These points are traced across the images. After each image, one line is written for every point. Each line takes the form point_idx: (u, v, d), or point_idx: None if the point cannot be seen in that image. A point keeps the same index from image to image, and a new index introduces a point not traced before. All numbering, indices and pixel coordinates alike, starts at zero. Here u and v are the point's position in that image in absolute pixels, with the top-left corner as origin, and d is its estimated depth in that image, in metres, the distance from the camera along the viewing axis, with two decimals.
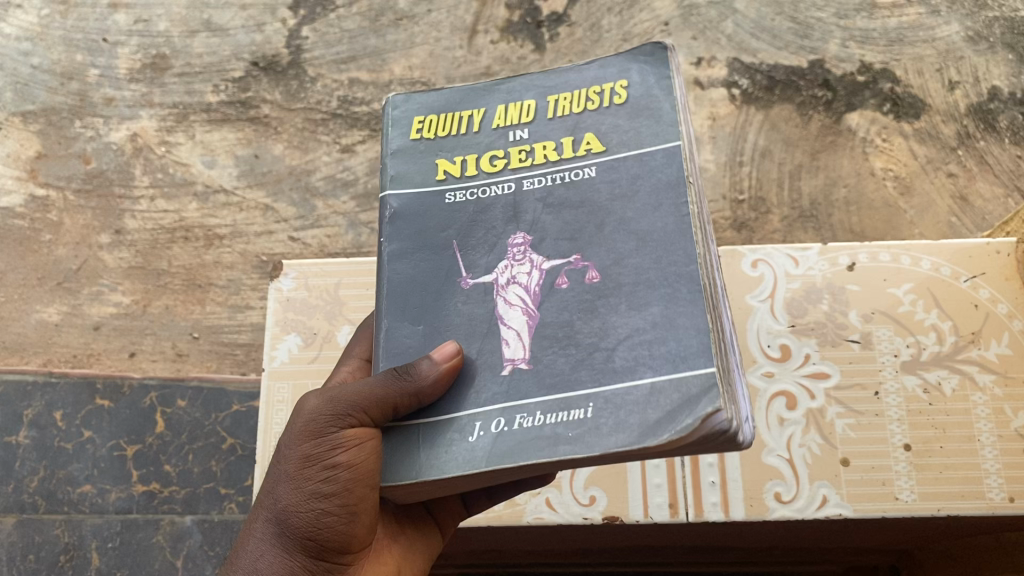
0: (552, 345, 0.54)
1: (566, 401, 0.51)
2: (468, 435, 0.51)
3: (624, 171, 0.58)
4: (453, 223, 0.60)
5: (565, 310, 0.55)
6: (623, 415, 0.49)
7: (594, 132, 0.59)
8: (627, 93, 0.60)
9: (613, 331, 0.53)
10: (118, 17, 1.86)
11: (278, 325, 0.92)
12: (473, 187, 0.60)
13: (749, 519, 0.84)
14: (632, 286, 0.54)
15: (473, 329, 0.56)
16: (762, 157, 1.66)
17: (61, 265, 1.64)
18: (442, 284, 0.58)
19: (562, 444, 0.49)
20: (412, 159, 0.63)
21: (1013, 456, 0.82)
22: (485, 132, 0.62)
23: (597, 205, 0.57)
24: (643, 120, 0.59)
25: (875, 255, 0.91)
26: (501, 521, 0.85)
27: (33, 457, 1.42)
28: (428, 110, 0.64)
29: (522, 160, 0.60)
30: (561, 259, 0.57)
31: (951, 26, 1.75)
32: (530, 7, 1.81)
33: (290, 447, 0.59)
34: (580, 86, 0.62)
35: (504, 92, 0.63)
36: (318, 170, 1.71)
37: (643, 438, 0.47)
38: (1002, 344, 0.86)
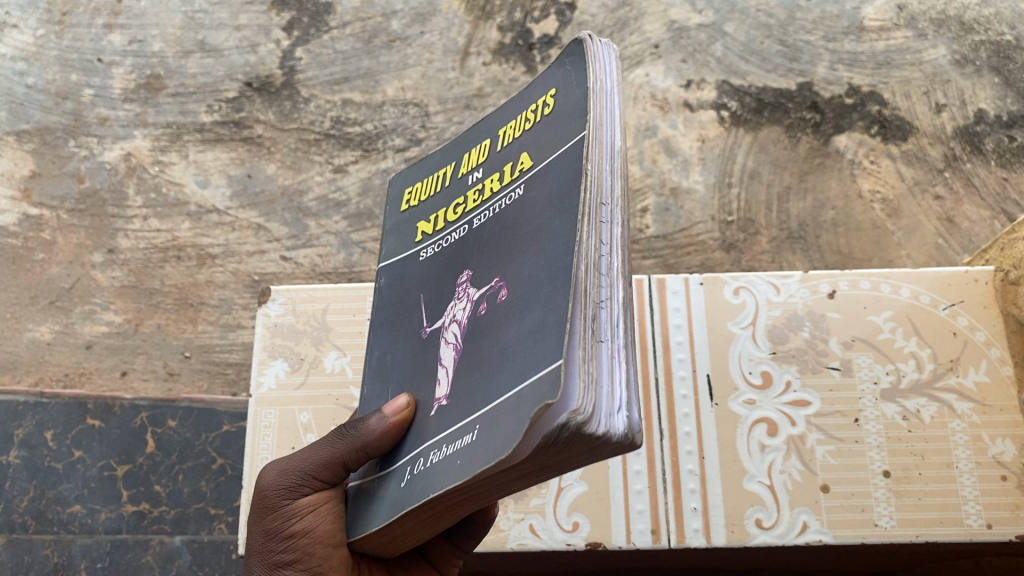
0: (467, 375, 0.53)
1: (463, 428, 0.50)
2: (401, 479, 0.53)
3: (541, 178, 0.55)
4: (422, 280, 0.63)
5: (480, 339, 0.54)
6: (493, 430, 0.46)
7: (526, 151, 0.58)
8: (554, 102, 0.58)
9: (505, 350, 0.51)
10: (113, 38, 1.87)
11: (266, 351, 0.93)
12: (439, 239, 0.64)
13: (731, 544, 0.85)
14: (525, 294, 0.52)
15: (424, 379, 0.58)
16: (751, 178, 1.68)
17: (53, 284, 1.65)
18: (409, 338, 0.62)
19: (446, 474, 0.48)
20: (401, 228, 0.68)
21: (992, 483, 0.84)
22: (454, 182, 0.65)
23: (515, 223, 0.56)
24: (565, 120, 0.56)
25: (855, 283, 0.92)
26: (487, 548, 0.86)
27: (23, 476, 1.42)
28: (416, 178, 0.69)
29: (475, 200, 0.62)
30: (487, 286, 0.56)
31: (937, 50, 1.77)
32: (522, 30, 1.82)
33: (252, 527, 0.64)
34: (523, 110, 0.61)
35: (470, 138, 0.65)
36: (310, 190, 1.72)
37: (494, 453, 0.44)
38: (980, 372, 0.88)
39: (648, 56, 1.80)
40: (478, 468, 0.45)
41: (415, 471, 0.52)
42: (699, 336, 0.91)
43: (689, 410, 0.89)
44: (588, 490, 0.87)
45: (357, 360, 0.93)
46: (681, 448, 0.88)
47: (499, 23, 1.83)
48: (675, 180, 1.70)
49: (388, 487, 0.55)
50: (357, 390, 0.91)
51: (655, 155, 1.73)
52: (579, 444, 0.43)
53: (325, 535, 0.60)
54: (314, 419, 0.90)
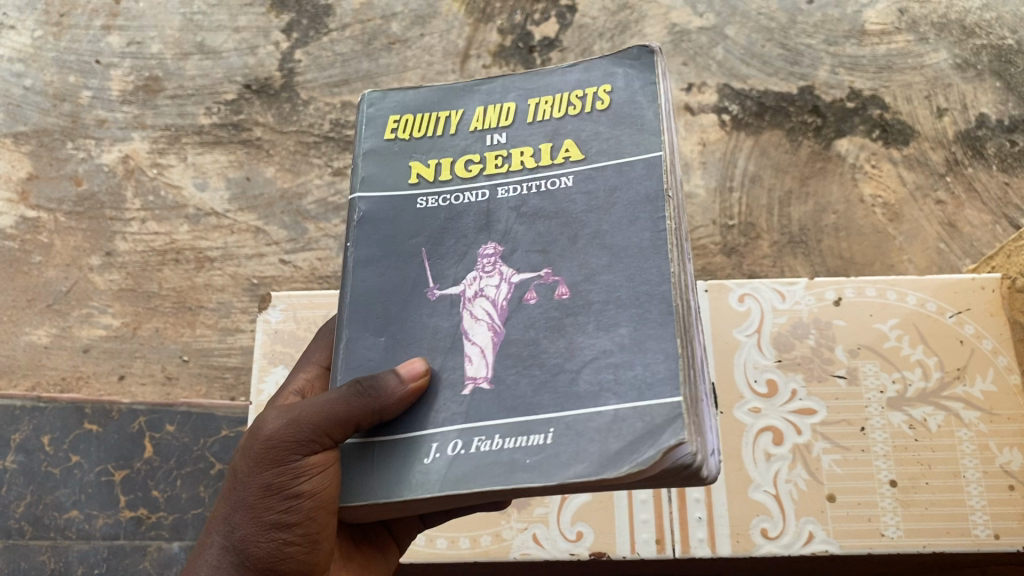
0: (518, 366, 0.56)
1: (527, 425, 0.53)
2: (424, 457, 0.55)
3: (601, 181, 0.60)
4: (423, 230, 0.63)
5: (531, 327, 0.57)
6: (584, 443, 0.51)
7: (572, 139, 0.62)
8: (609, 98, 0.63)
9: (581, 352, 0.55)
10: (112, 40, 1.86)
11: (266, 358, 0.94)
12: (444, 193, 0.64)
13: (736, 555, 0.86)
14: (600, 302, 0.56)
15: (439, 344, 0.59)
16: (752, 182, 1.67)
17: (50, 287, 1.64)
18: (408, 294, 0.62)
19: (518, 470, 0.51)
20: (385, 160, 0.66)
21: (999, 493, 0.85)
22: (462, 135, 0.66)
23: (571, 216, 0.60)
24: (625, 126, 0.62)
25: (861, 289, 0.95)
26: (488, 557, 0.87)
27: (20, 482, 1.41)
28: (405, 110, 0.68)
29: (497, 165, 0.63)
30: (532, 273, 0.59)
31: (939, 53, 1.76)
32: (523, 33, 1.82)
33: (249, 478, 0.62)
34: (563, 90, 0.65)
35: (484, 94, 0.66)
36: (309, 194, 1.71)
37: (603, 468, 0.49)
38: (987, 380, 0.89)
39: None
40: (581, 479, 0.50)
41: (449, 454, 0.54)
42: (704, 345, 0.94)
43: None
44: (591, 499, 0.88)
45: None
46: None
47: (499, 26, 1.83)
48: None
49: (400, 459, 0.55)
50: None
51: None
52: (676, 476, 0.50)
53: (332, 497, 0.58)
54: None
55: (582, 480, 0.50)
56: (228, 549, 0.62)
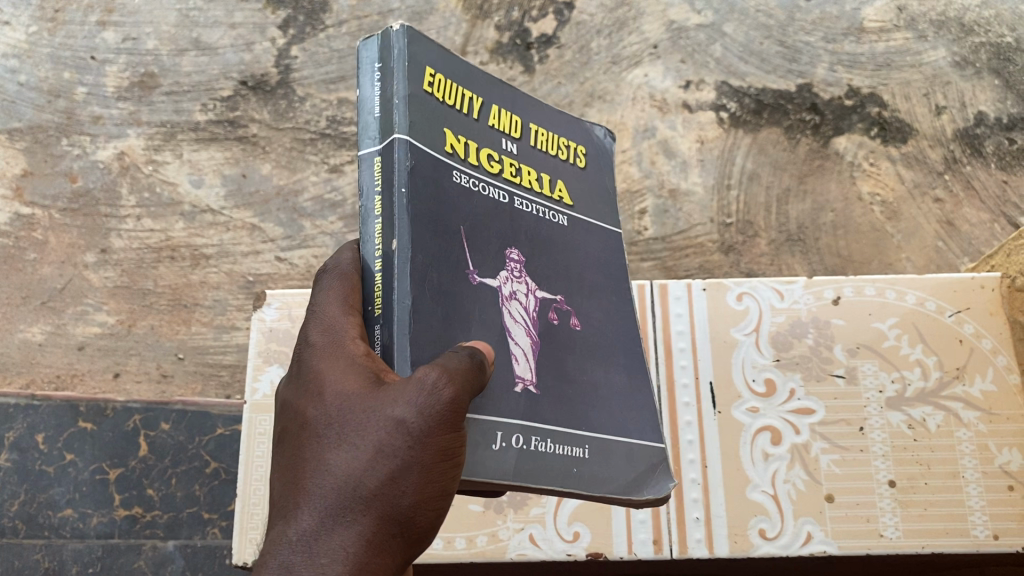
0: (554, 379, 0.59)
1: (570, 436, 0.57)
2: (492, 443, 0.53)
3: (590, 237, 0.67)
4: (462, 209, 0.57)
5: (557, 346, 0.61)
6: (611, 464, 0.59)
7: (565, 183, 0.66)
8: (587, 160, 0.69)
9: (596, 384, 0.61)
10: (107, 35, 1.85)
11: (261, 356, 0.94)
12: (474, 177, 0.59)
13: (734, 555, 0.86)
14: (601, 344, 0.64)
15: (487, 332, 0.56)
16: (750, 181, 1.67)
17: (45, 284, 1.63)
18: (454, 268, 0.55)
19: (571, 477, 0.56)
20: (424, 113, 0.56)
21: (998, 494, 0.85)
22: (484, 127, 0.61)
23: (576, 257, 0.65)
24: (596, 192, 0.69)
25: (860, 289, 0.95)
26: (484, 557, 0.86)
27: (13, 480, 1.40)
28: (438, 66, 0.58)
29: (513, 175, 0.62)
30: (552, 295, 0.62)
31: (937, 52, 1.76)
32: (520, 29, 1.80)
33: (417, 440, 0.49)
34: (556, 132, 0.67)
35: (499, 94, 0.63)
36: (306, 190, 1.70)
37: (630, 492, 0.59)
38: (986, 380, 0.90)
39: (647, 56, 1.78)
40: (617, 496, 0.58)
41: (514, 446, 0.53)
42: (703, 345, 0.93)
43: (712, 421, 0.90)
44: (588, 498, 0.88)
45: None
46: (684, 457, 0.89)
47: (496, 22, 1.81)
48: (674, 182, 1.68)
49: None
50: None
51: (654, 156, 1.71)
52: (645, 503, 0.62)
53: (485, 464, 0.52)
54: None
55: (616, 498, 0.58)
56: (381, 526, 0.49)
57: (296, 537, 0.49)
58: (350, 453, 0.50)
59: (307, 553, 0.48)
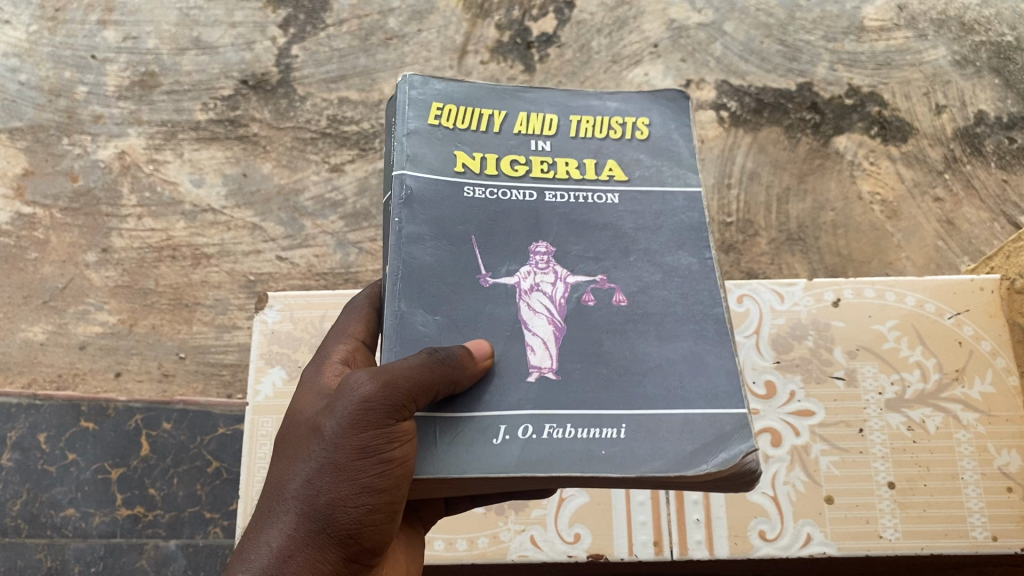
0: (587, 363, 0.56)
1: (598, 419, 0.53)
2: (492, 437, 0.52)
3: (646, 205, 0.62)
4: (473, 220, 0.60)
5: (593, 328, 0.57)
6: (658, 442, 0.52)
7: (616, 161, 0.64)
8: (648, 131, 0.66)
9: (645, 358, 0.56)
10: (107, 34, 1.85)
11: (263, 358, 0.94)
12: (493, 187, 0.62)
13: (734, 556, 0.86)
14: (657, 314, 0.58)
15: (496, 330, 0.57)
16: (750, 179, 1.67)
17: (47, 284, 1.64)
18: (457, 277, 0.58)
19: (595, 460, 0.51)
20: (428, 143, 0.62)
21: (996, 495, 0.86)
22: (506, 136, 0.63)
23: (621, 231, 0.61)
24: (665, 159, 0.65)
25: (860, 291, 0.95)
26: (486, 559, 0.86)
27: (15, 480, 1.41)
28: (449, 98, 0.64)
29: (544, 171, 0.63)
30: (587, 276, 0.60)
31: (937, 50, 1.76)
32: (520, 29, 1.81)
33: (341, 439, 0.53)
34: (603, 114, 0.66)
35: (526, 101, 0.65)
36: (307, 190, 1.70)
37: (681, 467, 0.51)
38: (985, 382, 0.90)
39: (647, 55, 1.78)
40: (662, 473, 0.51)
41: (520, 437, 0.52)
42: None
43: None
44: (590, 501, 0.89)
45: None
46: None
47: (497, 22, 1.82)
48: None
49: (459, 434, 0.52)
50: None
51: None
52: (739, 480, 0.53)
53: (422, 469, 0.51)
54: None
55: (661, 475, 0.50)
56: (303, 522, 0.53)
57: (244, 538, 0.55)
58: (290, 461, 0.56)
59: (244, 549, 0.55)
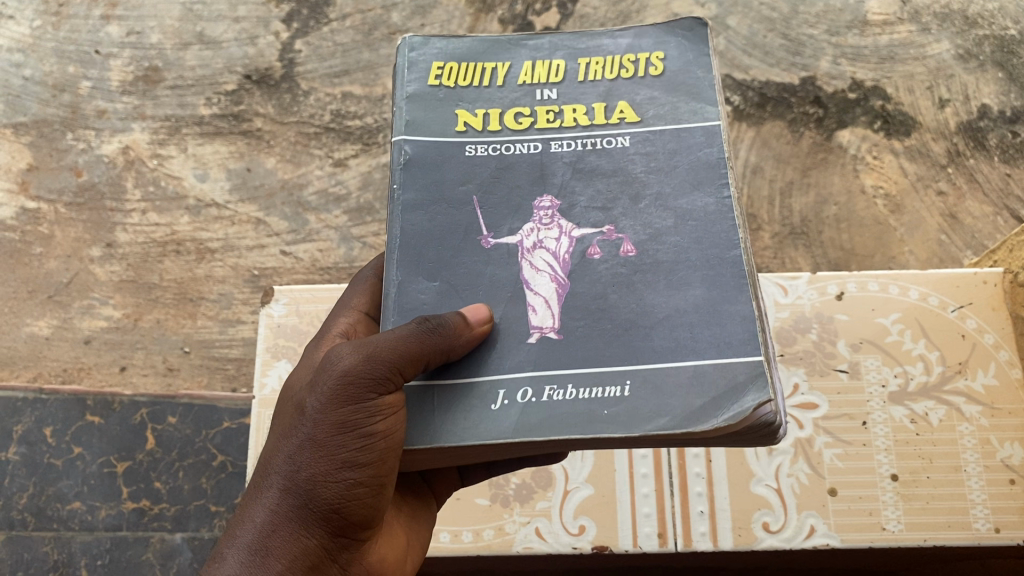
0: (592, 318, 0.56)
1: (602, 376, 0.53)
2: (491, 403, 0.52)
3: (660, 145, 0.61)
4: (474, 179, 0.61)
5: (598, 282, 0.57)
6: (664, 397, 0.51)
7: (627, 101, 0.63)
8: (661, 65, 0.64)
9: (653, 309, 0.55)
10: (111, 29, 1.86)
11: (269, 352, 0.95)
12: (495, 142, 0.62)
13: (738, 548, 0.87)
14: (669, 263, 0.57)
15: (497, 291, 0.57)
16: (753, 174, 1.67)
17: (52, 279, 1.64)
18: (459, 241, 0.59)
19: (597, 421, 0.50)
20: (430, 106, 0.64)
21: (999, 487, 0.86)
22: (511, 88, 0.64)
23: (631, 176, 0.60)
24: (681, 94, 0.62)
25: (863, 285, 0.96)
26: (491, 551, 0.87)
27: (22, 473, 1.42)
28: (452, 57, 0.65)
29: (549, 121, 0.63)
30: (595, 229, 0.59)
31: (941, 44, 1.76)
32: (524, 23, 1.81)
33: (322, 413, 0.55)
34: (614, 53, 0.65)
35: (532, 50, 0.65)
36: (310, 184, 1.71)
37: (687, 423, 0.49)
38: (988, 374, 0.90)
39: None
40: (667, 430, 0.49)
41: (520, 401, 0.52)
42: None
43: None
44: (594, 493, 0.89)
45: None
46: (688, 452, 0.90)
47: (500, 16, 1.82)
48: None
49: (461, 404, 0.52)
50: None
51: None
52: (755, 433, 0.51)
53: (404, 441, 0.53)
54: None
55: (665, 432, 0.49)
56: (286, 498, 0.56)
57: (236, 512, 0.59)
58: (277, 435, 0.58)
59: (236, 522, 0.58)
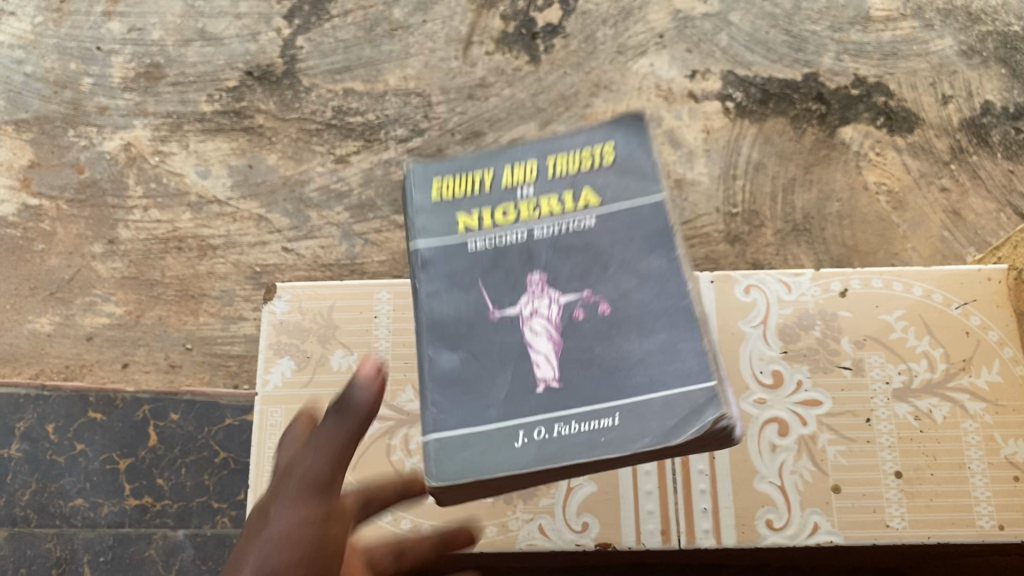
0: (580, 366, 0.56)
1: (594, 411, 0.54)
2: (514, 439, 0.54)
3: (620, 221, 0.61)
4: (478, 263, 0.61)
5: (584, 338, 0.58)
6: (647, 421, 0.53)
7: (591, 189, 0.62)
8: (612, 154, 0.62)
9: (628, 355, 0.56)
10: (112, 26, 1.85)
11: (272, 349, 0.95)
12: (492, 236, 0.62)
13: (741, 545, 0.86)
14: (638, 317, 0.58)
15: (506, 353, 0.58)
16: (756, 170, 1.67)
17: (54, 275, 1.64)
18: (471, 321, 0.60)
19: (596, 448, 0.52)
20: (431, 214, 0.63)
21: (1004, 484, 0.86)
22: (498, 191, 0.62)
23: (600, 248, 0.60)
24: (634, 178, 0.62)
25: (867, 281, 0.95)
26: (495, 547, 0.87)
27: (25, 470, 1.42)
28: (443, 169, 0.65)
29: (533, 211, 0.61)
30: (576, 292, 0.59)
31: (945, 40, 1.75)
32: (526, 19, 1.80)
33: None
34: (576, 147, 0.63)
35: (512, 154, 0.64)
36: (312, 181, 1.71)
37: (666, 440, 0.51)
38: (992, 371, 0.90)
39: (653, 46, 1.78)
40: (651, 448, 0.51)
41: (536, 438, 0.53)
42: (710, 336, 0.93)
43: None
44: (598, 490, 0.89)
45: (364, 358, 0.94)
46: None
47: (502, 12, 1.81)
48: (679, 172, 1.69)
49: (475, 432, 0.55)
50: None
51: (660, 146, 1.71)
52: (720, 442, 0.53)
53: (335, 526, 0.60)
54: None
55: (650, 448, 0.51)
56: None
57: None
58: None
59: None
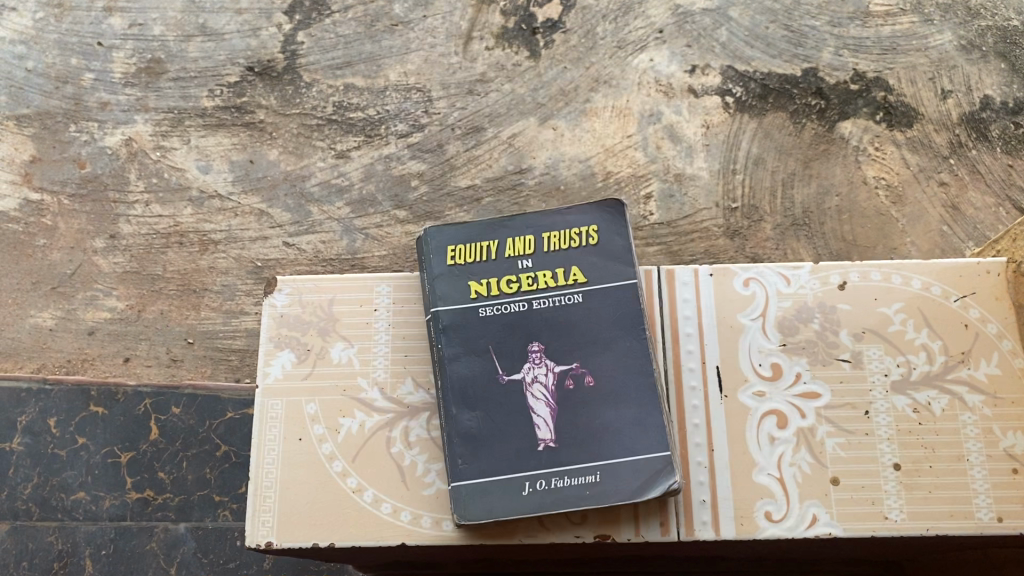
0: (571, 426, 0.84)
1: (583, 468, 0.82)
2: (522, 489, 0.82)
3: (603, 301, 0.88)
4: (491, 334, 0.88)
5: (573, 401, 0.85)
6: (620, 478, 0.82)
7: (578, 266, 0.89)
8: (597, 236, 0.90)
9: (606, 418, 0.84)
10: (113, 21, 1.86)
11: (272, 341, 0.95)
12: (498, 304, 0.89)
13: (740, 536, 0.87)
14: (614, 389, 0.85)
15: (512, 412, 0.85)
16: (755, 165, 1.67)
17: (55, 270, 1.65)
18: (486, 380, 0.86)
19: (584, 498, 0.81)
20: (450, 281, 0.90)
21: (1002, 476, 0.86)
22: (501, 259, 0.90)
23: (586, 329, 0.88)
24: (611, 259, 0.89)
25: (866, 275, 0.96)
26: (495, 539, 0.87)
27: (26, 463, 1.43)
28: (457, 241, 0.91)
29: (530, 285, 0.89)
30: (567, 365, 0.86)
31: (944, 35, 1.76)
32: (526, 15, 1.81)
33: None
34: (564, 228, 0.91)
35: (512, 228, 0.91)
36: (313, 176, 1.71)
37: (636, 497, 0.80)
38: (991, 364, 0.91)
39: (652, 41, 1.78)
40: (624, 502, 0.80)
41: (540, 488, 0.82)
42: (709, 330, 0.94)
43: (699, 403, 0.92)
44: None
45: (364, 350, 0.95)
46: (691, 441, 0.90)
47: (502, 7, 1.82)
48: (679, 166, 1.68)
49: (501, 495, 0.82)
50: (365, 381, 0.93)
51: (659, 141, 1.71)
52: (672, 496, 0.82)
53: None
54: (321, 410, 0.92)
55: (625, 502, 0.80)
56: None
57: None
58: None
59: None
